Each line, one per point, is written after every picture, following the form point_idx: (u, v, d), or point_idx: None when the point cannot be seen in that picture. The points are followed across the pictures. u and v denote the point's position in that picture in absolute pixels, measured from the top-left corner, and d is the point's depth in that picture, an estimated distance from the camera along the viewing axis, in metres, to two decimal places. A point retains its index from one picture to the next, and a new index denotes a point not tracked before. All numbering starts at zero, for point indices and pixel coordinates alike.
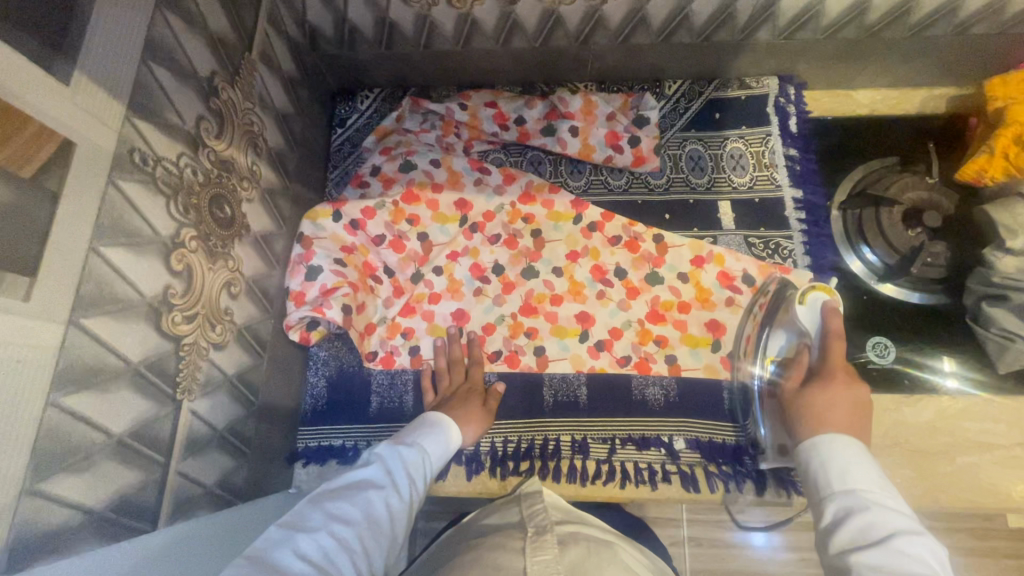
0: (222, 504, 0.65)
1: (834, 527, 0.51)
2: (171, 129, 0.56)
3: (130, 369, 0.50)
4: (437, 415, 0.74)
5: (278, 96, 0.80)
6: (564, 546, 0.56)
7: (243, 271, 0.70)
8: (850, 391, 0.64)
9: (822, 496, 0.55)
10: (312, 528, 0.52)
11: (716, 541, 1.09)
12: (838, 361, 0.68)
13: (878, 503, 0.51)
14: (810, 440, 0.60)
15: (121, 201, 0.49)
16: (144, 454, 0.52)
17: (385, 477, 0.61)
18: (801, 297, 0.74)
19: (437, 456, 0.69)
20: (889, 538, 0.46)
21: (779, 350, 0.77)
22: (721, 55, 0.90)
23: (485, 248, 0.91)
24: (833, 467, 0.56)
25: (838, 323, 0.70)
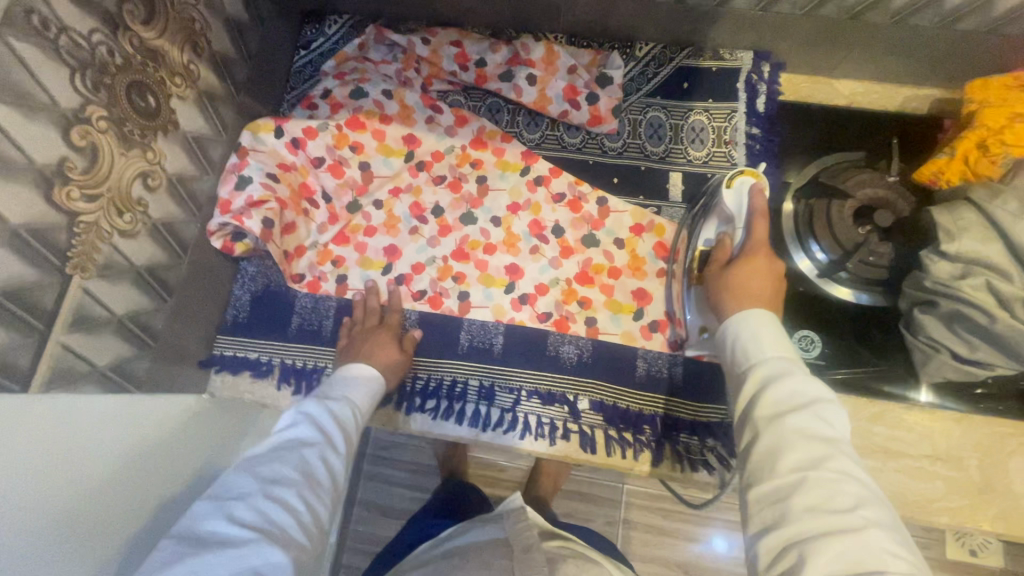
0: (139, 408, 0.68)
1: (756, 394, 0.55)
2: (84, 2, 0.56)
3: (8, 231, 0.51)
4: (357, 365, 0.75)
5: (232, 1, 0.79)
6: (554, 564, 0.62)
7: (166, 166, 0.70)
8: (767, 268, 0.69)
9: (747, 363, 0.58)
10: (246, 493, 0.53)
11: (652, 527, 1.11)
12: (761, 238, 0.71)
13: (799, 367, 0.55)
14: (743, 314, 0.63)
15: (11, 59, 0.49)
16: (18, 315, 0.54)
17: (318, 434, 0.62)
18: (729, 179, 0.75)
19: (365, 401, 0.72)
20: (809, 404, 0.51)
21: (708, 240, 0.78)
22: (695, 21, 0.86)
23: (428, 188, 0.90)
24: (759, 337, 0.59)
25: (761, 202, 0.72)
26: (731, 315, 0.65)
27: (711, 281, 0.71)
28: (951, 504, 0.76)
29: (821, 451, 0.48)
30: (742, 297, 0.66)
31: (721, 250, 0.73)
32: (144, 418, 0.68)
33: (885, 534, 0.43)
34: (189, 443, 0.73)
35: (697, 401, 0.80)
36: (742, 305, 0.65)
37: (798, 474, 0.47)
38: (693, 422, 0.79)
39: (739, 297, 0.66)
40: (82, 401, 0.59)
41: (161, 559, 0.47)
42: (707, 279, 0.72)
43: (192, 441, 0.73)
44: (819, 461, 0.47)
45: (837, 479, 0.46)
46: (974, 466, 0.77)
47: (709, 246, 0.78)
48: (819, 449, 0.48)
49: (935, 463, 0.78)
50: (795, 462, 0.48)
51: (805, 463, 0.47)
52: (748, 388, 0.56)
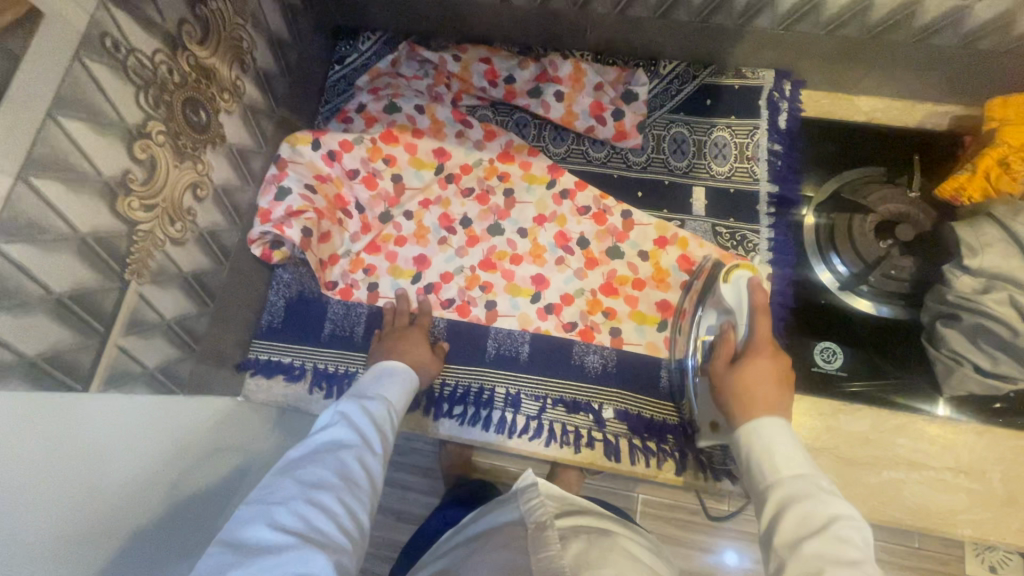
0: (136, 420, 0.63)
1: (774, 516, 0.52)
2: (149, 24, 0.59)
3: (77, 238, 0.55)
4: (391, 362, 0.77)
5: (275, 21, 0.83)
6: (566, 541, 0.61)
7: (213, 177, 0.74)
8: (777, 369, 0.67)
9: (763, 483, 0.56)
10: (287, 499, 0.55)
11: (668, 537, 1.11)
12: (766, 337, 0.68)
13: (818, 487, 0.53)
14: (755, 421, 0.61)
15: (85, 79, 0.52)
16: (81, 316, 0.57)
17: (354, 436, 0.63)
18: (726, 275, 0.74)
19: (401, 399, 0.73)
20: (828, 524, 0.48)
21: (709, 328, 0.78)
22: (720, 40, 0.89)
23: (457, 200, 0.93)
24: (772, 450, 0.58)
25: (762, 297, 0.69)
26: (741, 426, 0.62)
27: (719, 380, 0.69)
28: (974, 516, 0.76)
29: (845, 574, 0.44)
30: (749, 401, 0.64)
31: (725, 345, 0.71)
32: (138, 428, 0.63)
33: None
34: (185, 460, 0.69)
35: None
36: (751, 414, 0.63)
37: None
38: None
39: (744, 406, 0.64)
40: (71, 403, 0.55)
41: (208, 567, 0.49)
42: (713, 377, 0.70)
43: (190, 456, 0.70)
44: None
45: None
46: (997, 478, 0.77)
47: (711, 339, 0.76)
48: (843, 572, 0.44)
49: (958, 475, 0.78)
50: None
51: None
52: (766, 513, 0.54)
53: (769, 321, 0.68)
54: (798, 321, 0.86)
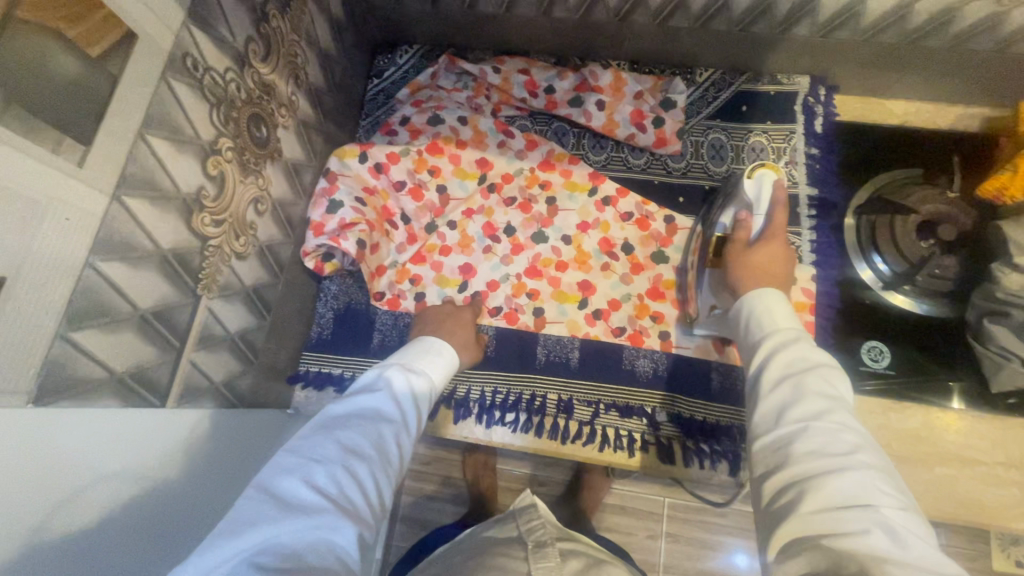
0: (131, 419, 0.54)
1: (767, 359, 0.58)
2: (222, 43, 0.60)
3: (160, 255, 0.55)
4: (435, 340, 0.75)
5: (325, 37, 0.84)
6: (565, 558, 0.61)
7: (272, 192, 0.75)
8: (783, 253, 0.75)
9: (762, 334, 0.62)
10: (326, 458, 0.52)
11: (694, 540, 1.11)
12: (780, 226, 0.75)
13: (807, 339, 0.58)
14: (755, 290, 0.67)
15: (169, 98, 0.53)
16: (161, 333, 0.57)
17: (394, 411, 0.61)
18: (751, 170, 0.77)
19: (439, 379, 0.71)
20: (813, 366, 0.54)
21: (722, 226, 0.81)
22: (757, 48, 0.91)
23: (500, 209, 0.94)
24: (774, 312, 0.63)
25: (783, 194, 0.75)
26: (745, 291, 0.69)
27: (736, 256, 0.75)
28: None
29: (821, 403, 0.50)
30: (766, 275, 0.71)
31: (744, 227, 0.77)
32: (103, 480, 0.49)
33: (878, 477, 0.45)
34: (177, 482, 0.58)
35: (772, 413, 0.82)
36: (756, 283, 0.70)
37: (800, 424, 0.50)
38: None
39: (761, 275, 0.71)
40: (50, 417, 0.45)
41: (243, 508, 0.46)
42: (728, 253, 0.76)
43: (186, 476, 0.60)
44: (819, 412, 0.50)
45: (835, 428, 0.48)
46: None
47: (727, 229, 0.81)
48: (821, 401, 0.51)
49: (1011, 470, 0.78)
50: (799, 414, 0.50)
51: (807, 415, 0.50)
52: (757, 358, 0.60)
53: (785, 216, 0.75)
54: (847, 321, 0.87)
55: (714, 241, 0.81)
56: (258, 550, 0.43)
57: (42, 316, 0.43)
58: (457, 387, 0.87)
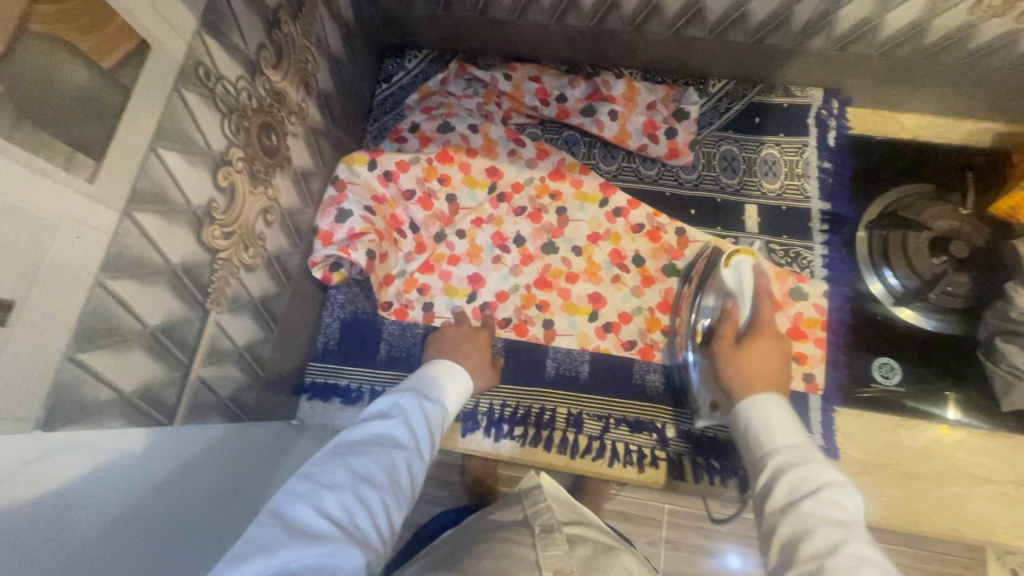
0: (132, 447, 0.51)
1: (770, 485, 0.54)
2: (234, 50, 0.59)
3: (170, 270, 0.54)
4: (451, 364, 0.74)
5: (334, 41, 0.82)
6: (573, 544, 0.61)
7: (281, 201, 0.73)
8: (777, 347, 0.71)
9: (760, 451, 0.58)
10: (337, 485, 0.50)
11: (693, 546, 1.11)
12: (768, 319, 0.72)
13: (813, 456, 0.55)
14: (749, 399, 0.63)
15: (181, 109, 0.52)
16: (169, 350, 0.56)
17: (408, 437, 0.59)
18: (727, 258, 0.75)
19: (452, 404, 0.70)
20: (821, 489, 0.50)
21: (707, 314, 0.80)
22: (771, 59, 0.90)
23: (509, 219, 0.93)
24: (770, 424, 0.59)
25: (766, 283, 0.74)
26: (740, 399, 0.65)
27: (719, 355, 0.71)
28: None
29: (835, 535, 0.46)
30: (752, 378, 0.66)
31: (728, 321, 0.74)
32: (102, 506, 0.46)
33: None
34: (185, 494, 0.56)
35: None
36: (748, 386, 0.65)
37: (814, 563, 0.45)
38: None
39: (745, 379, 0.66)
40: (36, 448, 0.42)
41: (254, 533, 0.45)
42: (715, 351, 0.73)
43: (194, 491, 0.58)
44: (834, 546, 0.45)
45: (851, 563, 0.44)
46: None
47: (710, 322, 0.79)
48: (831, 531, 0.47)
49: (1019, 488, 0.78)
50: (811, 550, 0.46)
51: (821, 550, 0.46)
52: (760, 481, 0.56)
53: (772, 310, 0.73)
54: (858, 337, 0.86)
55: (701, 330, 0.80)
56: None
57: (50, 338, 0.42)
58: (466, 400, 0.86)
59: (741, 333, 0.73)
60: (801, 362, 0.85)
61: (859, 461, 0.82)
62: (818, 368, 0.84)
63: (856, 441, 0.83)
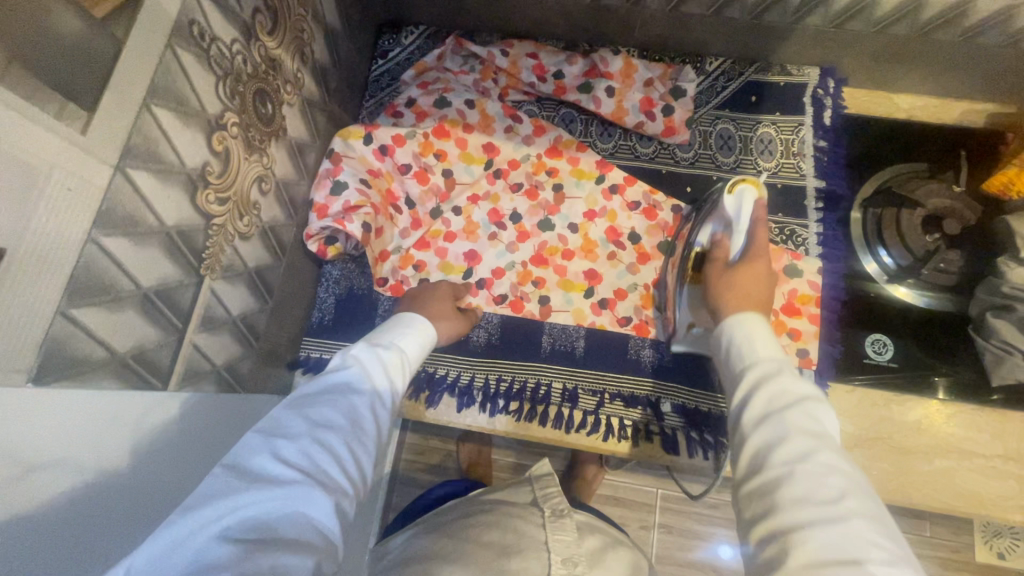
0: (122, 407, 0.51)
1: (751, 386, 0.54)
2: (229, 12, 0.58)
3: (164, 232, 0.53)
4: (414, 316, 0.72)
5: (330, 13, 0.81)
6: (581, 534, 0.61)
7: (276, 171, 0.72)
8: (765, 274, 0.69)
9: (740, 364, 0.57)
10: (296, 434, 0.48)
11: (685, 531, 1.12)
12: (762, 244, 0.70)
13: (789, 368, 0.54)
14: (737, 317, 0.61)
15: (176, 67, 0.51)
16: (164, 313, 0.55)
17: (366, 382, 0.57)
18: (731, 185, 0.71)
19: (416, 351, 0.68)
20: (797, 401, 0.50)
21: (702, 243, 0.78)
22: (769, 37, 0.90)
23: (506, 195, 0.93)
24: (752, 339, 0.58)
25: (764, 213, 0.71)
26: (726, 317, 0.64)
27: (711, 278, 0.71)
28: None
29: (804, 445, 0.47)
30: (736, 303, 0.65)
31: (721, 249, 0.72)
32: (89, 478, 0.45)
33: (870, 526, 0.42)
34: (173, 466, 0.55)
35: None
36: (738, 307, 0.64)
37: (785, 469, 0.46)
38: None
39: (730, 305, 0.65)
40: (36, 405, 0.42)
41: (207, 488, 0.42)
42: (707, 277, 0.72)
43: (183, 462, 0.57)
44: (803, 455, 0.46)
45: (821, 473, 0.45)
46: None
47: (705, 246, 0.78)
48: (804, 441, 0.47)
49: (1007, 462, 0.80)
50: (782, 459, 0.47)
51: (794, 457, 0.46)
52: (738, 390, 0.55)
53: (767, 235, 0.70)
54: (852, 315, 0.87)
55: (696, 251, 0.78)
56: (224, 530, 0.40)
57: (43, 291, 0.41)
58: (461, 375, 0.86)
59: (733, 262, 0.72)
60: (795, 339, 0.85)
61: (851, 436, 0.82)
62: (811, 344, 0.85)
63: (848, 417, 0.83)
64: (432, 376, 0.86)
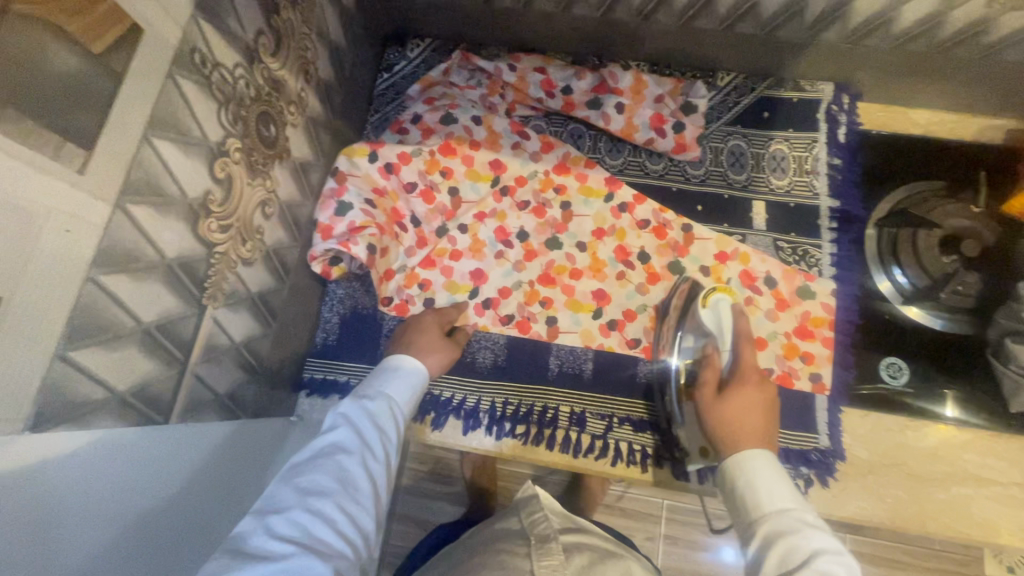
0: (126, 456, 0.49)
1: (761, 549, 0.53)
2: (231, 36, 0.56)
3: (165, 264, 0.52)
4: (400, 357, 0.72)
5: (335, 29, 0.80)
6: (569, 554, 0.60)
7: (279, 194, 0.71)
8: (761, 392, 0.69)
9: (753, 513, 0.57)
10: (287, 507, 0.50)
11: (691, 542, 1.10)
12: (750, 363, 0.73)
13: (803, 522, 0.54)
14: (737, 455, 0.62)
15: (176, 97, 0.50)
16: (164, 347, 0.54)
17: (357, 436, 0.58)
18: (704, 298, 0.79)
19: (406, 394, 0.68)
20: (809, 559, 0.49)
21: (688, 352, 0.79)
22: (782, 52, 0.88)
23: (513, 213, 0.91)
24: (757, 483, 0.59)
25: (745, 325, 0.76)
26: (728, 457, 0.63)
27: (703, 407, 0.71)
28: None
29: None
30: (737, 434, 0.65)
31: (711, 366, 0.74)
32: (90, 527, 0.44)
33: None
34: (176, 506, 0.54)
35: (787, 431, 0.82)
36: (739, 442, 0.64)
37: None
38: (787, 451, 0.81)
39: (730, 439, 0.65)
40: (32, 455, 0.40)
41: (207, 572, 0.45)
42: (699, 402, 0.72)
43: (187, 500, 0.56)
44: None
45: None
46: None
47: (688, 363, 0.79)
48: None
49: None
50: None
51: None
52: (753, 542, 0.55)
53: (753, 350, 0.74)
54: (866, 337, 0.85)
55: (683, 369, 0.78)
56: None
57: (39, 337, 0.40)
58: (466, 398, 0.85)
59: (725, 379, 0.73)
60: (808, 363, 0.84)
61: (865, 462, 0.80)
62: (825, 368, 0.83)
63: (862, 442, 0.82)
64: (437, 399, 0.85)
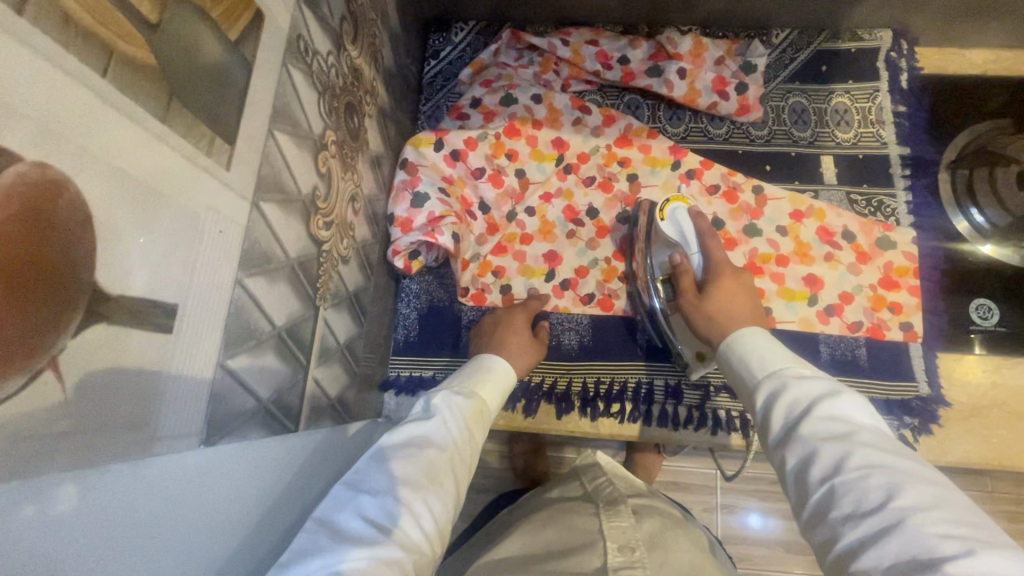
0: (221, 474, 0.39)
1: (768, 411, 0.51)
2: (324, 23, 0.54)
3: (289, 264, 0.49)
4: (491, 358, 0.69)
5: (393, 15, 0.77)
6: (639, 517, 0.56)
7: (363, 189, 0.69)
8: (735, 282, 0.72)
9: (753, 382, 0.55)
10: (378, 489, 0.47)
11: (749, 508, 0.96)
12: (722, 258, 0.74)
13: (798, 374, 0.51)
14: (728, 340, 0.61)
15: (289, 87, 0.47)
16: (293, 351, 0.52)
17: (447, 437, 0.55)
18: (661, 211, 0.77)
19: (493, 397, 0.65)
20: (812, 408, 0.47)
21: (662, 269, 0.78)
22: (840, 4, 0.86)
23: (579, 190, 0.89)
24: (753, 354, 0.57)
25: (705, 223, 0.77)
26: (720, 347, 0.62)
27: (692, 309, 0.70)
28: None
29: (836, 450, 0.43)
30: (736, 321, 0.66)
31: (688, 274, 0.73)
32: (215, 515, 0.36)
33: (936, 517, 0.37)
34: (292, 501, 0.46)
35: (886, 383, 0.81)
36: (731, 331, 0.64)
37: (827, 486, 0.42)
38: (887, 402, 0.80)
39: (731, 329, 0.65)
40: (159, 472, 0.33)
41: (303, 543, 0.41)
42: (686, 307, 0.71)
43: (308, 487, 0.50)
44: (837, 458, 0.42)
45: (861, 474, 0.41)
46: None
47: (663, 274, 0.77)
48: (833, 446, 0.43)
49: None
50: (820, 473, 0.43)
51: (829, 470, 0.42)
52: (759, 413, 0.52)
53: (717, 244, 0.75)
54: (953, 281, 0.84)
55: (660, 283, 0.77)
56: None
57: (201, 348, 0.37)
58: (557, 382, 0.83)
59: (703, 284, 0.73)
60: (897, 312, 0.83)
61: (966, 405, 0.80)
62: (914, 317, 0.82)
63: (960, 387, 0.81)
64: (526, 385, 0.83)
